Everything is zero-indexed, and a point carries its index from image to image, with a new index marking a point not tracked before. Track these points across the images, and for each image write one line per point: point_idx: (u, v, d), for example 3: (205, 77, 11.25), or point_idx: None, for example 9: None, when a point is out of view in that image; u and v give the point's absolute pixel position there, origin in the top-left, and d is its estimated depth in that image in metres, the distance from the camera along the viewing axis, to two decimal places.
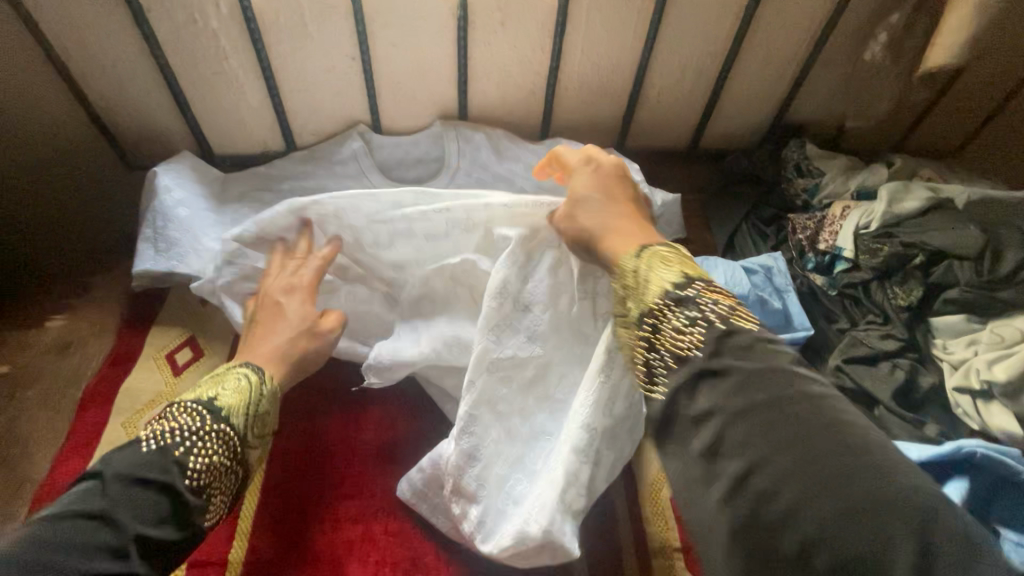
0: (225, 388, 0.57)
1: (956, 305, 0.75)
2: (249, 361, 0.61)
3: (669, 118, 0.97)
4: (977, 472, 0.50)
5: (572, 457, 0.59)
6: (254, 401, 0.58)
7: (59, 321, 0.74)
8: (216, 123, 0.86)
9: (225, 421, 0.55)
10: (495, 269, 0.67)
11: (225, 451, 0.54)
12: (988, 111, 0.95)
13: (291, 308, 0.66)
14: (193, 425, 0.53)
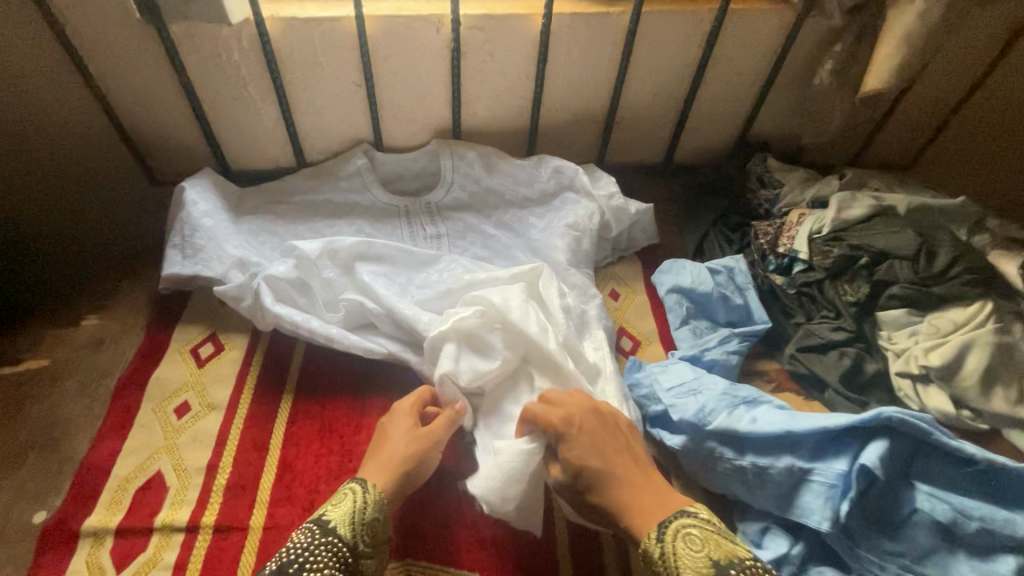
0: (336, 506, 0.58)
1: (899, 300, 0.84)
2: (356, 476, 0.62)
3: (643, 135, 1.07)
4: (894, 433, 0.57)
5: None
6: (360, 512, 0.58)
7: (94, 321, 0.82)
8: (234, 142, 0.96)
9: (335, 535, 0.55)
10: (516, 305, 0.73)
11: (336, 563, 0.54)
12: (941, 121, 1.07)
13: (394, 431, 0.67)
14: (307, 543, 0.55)
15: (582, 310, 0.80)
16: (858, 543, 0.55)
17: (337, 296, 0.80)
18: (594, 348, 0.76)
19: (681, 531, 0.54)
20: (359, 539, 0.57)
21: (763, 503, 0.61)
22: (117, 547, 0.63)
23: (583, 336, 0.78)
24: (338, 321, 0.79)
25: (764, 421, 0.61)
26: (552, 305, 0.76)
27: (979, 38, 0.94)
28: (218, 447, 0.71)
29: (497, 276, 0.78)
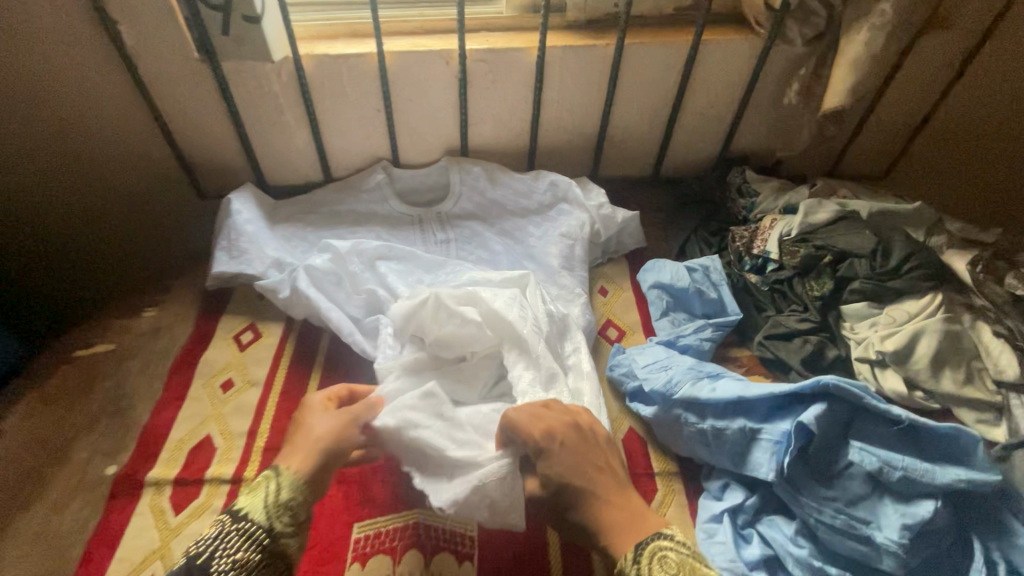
0: (254, 500, 0.61)
1: (859, 295, 0.92)
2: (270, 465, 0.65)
3: (631, 151, 1.19)
4: (833, 398, 0.67)
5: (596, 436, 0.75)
6: (269, 496, 0.61)
7: (152, 312, 0.96)
8: (271, 161, 1.11)
9: (245, 522, 0.59)
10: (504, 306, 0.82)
11: (248, 545, 0.57)
12: (914, 130, 1.15)
13: (320, 425, 0.70)
14: (220, 533, 0.58)
15: (566, 315, 0.89)
16: (801, 491, 0.65)
17: (356, 291, 0.92)
18: (572, 348, 0.86)
19: (658, 553, 0.56)
20: (275, 520, 0.60)
21: (720, 460, 0.71)
22: (176, 493, 0.75)
23: (564, 338, 0.87)
24: (357, 311, 0.92)
25: (723, 390, 0.71)
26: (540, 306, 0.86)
27: (941, 54, 1.03)
28: (257, 416, 0.83)
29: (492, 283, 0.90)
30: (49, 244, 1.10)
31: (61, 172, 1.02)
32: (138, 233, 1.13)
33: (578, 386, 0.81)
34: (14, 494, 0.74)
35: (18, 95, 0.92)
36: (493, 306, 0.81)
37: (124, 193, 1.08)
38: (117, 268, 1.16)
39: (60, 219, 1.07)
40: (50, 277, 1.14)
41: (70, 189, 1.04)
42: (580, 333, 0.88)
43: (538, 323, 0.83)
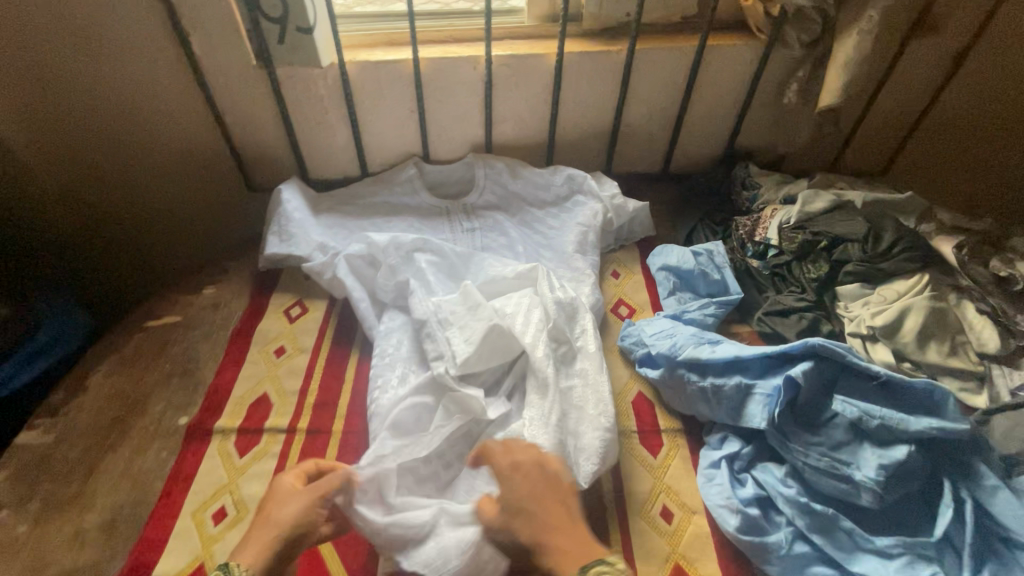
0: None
1: (853, 276, 1.00)
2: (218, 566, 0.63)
3: (641, 148, 1.29)
4: (819, 358, 0.76)
5: (601, 417, 0.81)
6: None
7: (211, 290, 1.08)
8: (314, 157, 1.23)
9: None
10: (514, 298, 0.93)
11: None
12: (909, 129, 1.23)
13: (287, 509, 0.69)
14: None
15: (575, 298, 0.95)
16: (790, 438, 0.73)
17: (387, 278, 1.01)
18: (581, 331, 0.92)
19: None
20: None
21: (719, 414, 0.80)
22: (239, 439, 0.85)
23: (573, 322, 0.93)
24: (389, 296, 1.00)
25: (722, 352, 0.81)
26: (550, 292, 0.94)
27: (932, 56, 1.11)
28: (307, 376, 0.94)
29: (503, 273, 0.99)
30: (128, 244, 1.28)
31: (126, 180, 1.18)
32: (198, 224, 1.29)
33: (584, 367, 0.88)
34: (101, 439, 0.85)
35: (85, 117, 1.08)
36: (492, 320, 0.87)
37: (182, 192, 1.23)
38: (186, 256, 1.34)
39: (132, 221, 1.25)
40: (131, 271, 1.33)
41: (137, 194, 1.21)
42: (588, 315, 0.94)
43: (539, 330, 0.88)
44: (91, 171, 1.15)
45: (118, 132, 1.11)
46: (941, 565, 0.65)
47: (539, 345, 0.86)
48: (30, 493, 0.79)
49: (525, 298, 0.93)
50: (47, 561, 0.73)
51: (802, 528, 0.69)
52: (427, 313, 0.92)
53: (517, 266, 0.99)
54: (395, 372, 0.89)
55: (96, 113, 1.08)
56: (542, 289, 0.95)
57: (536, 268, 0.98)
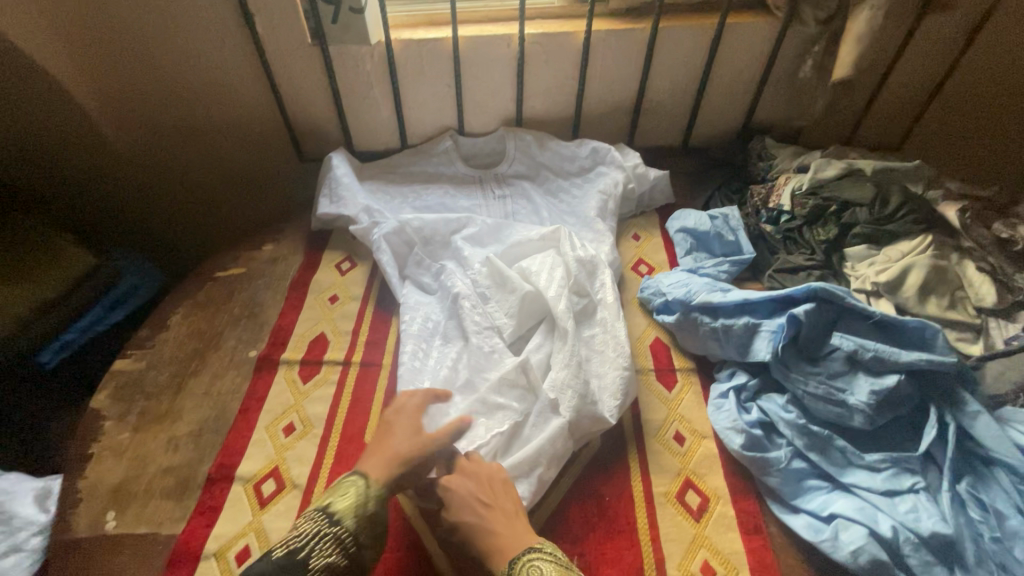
0: (339, 497, 0.69)
1: (861, 238, 1.08)
2: (357, 469, 0.72)
3: (663, 122, 1.37)
4: (822, 300, 0.84)
5: (621, 362, 0.88)
6: (362, 505, 0.68)
7: (270, 247, 1.20)
8: (360, 129, 1.34)
9: (338, 527, 0.66)
10: (537, 260, 1.02)
11: (340, 551, 0.65)
12: (924, 102, 1.28)
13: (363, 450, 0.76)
14: (315, 529, 0.66)
15: (595, 256, 1.03)
16: (791, 370, 0.83)
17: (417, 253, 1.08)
18: (600, 286, 1.00)
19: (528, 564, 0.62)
20: (360, 529, 0.67)
21: (728, 351, 0.89)
22: (302, 369, 0.98)
23: (593, 278, 1.01)
24: (416, 267, 1.07)
25: (733, 295, 0.90)
26: (573, 251, 1.02)
27: (946, 33, 1.16)
28: (358, 320, 1.06)
29: (527, 236, 1.08)
30: (188, 208, 1.46)
31: (189, 154, 1.35)
32: (249, 189, 1.45)
33: (604, 318, 0.95)
34: (185, 366, 0.98)
35: (158, 99, 1.23)
36: (525, 288, 0.95)
37: (236, 161, 1.38)
38: (238, 217, 1.51)
39: (192, 188, 1.42)
40: (191, 231, 1.52)
41: (199, 165, 1.38)
42: (607, 271, 1.02)
43: (562, 285, 0.97)
44: (159, 145, 1.31)
45: (185, 111, 1.27)
46: (923, 477, 0.74)
47: (562, 298, 0.94)
48: (129, 408, 0.93)
49: (549, 258, 1.02)
50: (148, 460, 0.86)
51: (800, 447, 0.78)
52: (466, 290, 0.99)
53: (539, 229, 1.08)
54: (421, 335, 0.95)
55: (168, 95, 1.23)
56: (566, 248, 1.03)
57: (559, 229, 1.06)
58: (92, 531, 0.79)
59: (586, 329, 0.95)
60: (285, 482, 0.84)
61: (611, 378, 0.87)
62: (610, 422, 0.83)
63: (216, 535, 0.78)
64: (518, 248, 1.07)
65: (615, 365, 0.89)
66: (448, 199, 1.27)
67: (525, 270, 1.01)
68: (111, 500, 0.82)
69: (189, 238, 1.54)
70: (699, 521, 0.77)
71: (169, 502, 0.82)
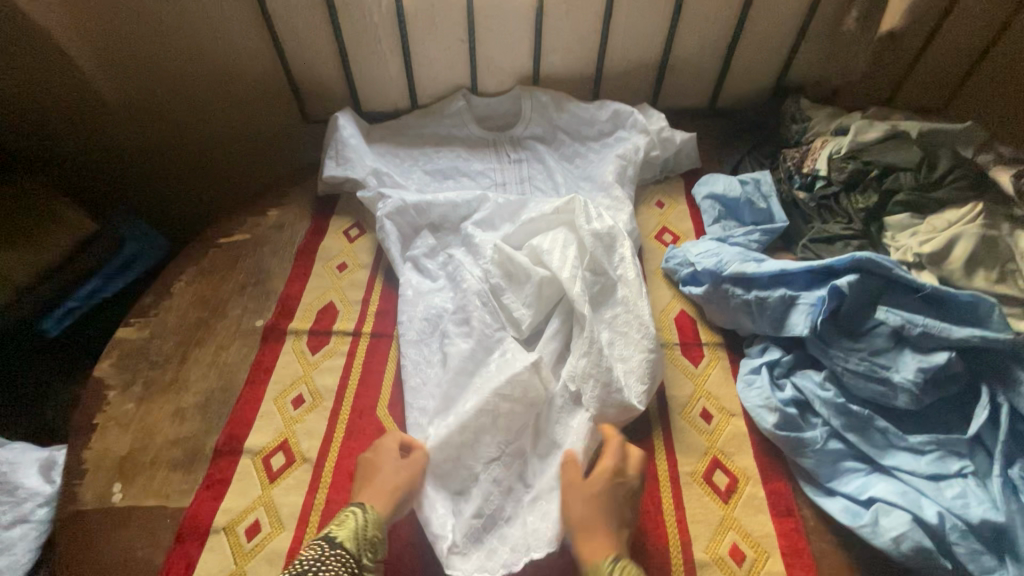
0: (340, 526, 0.66)
1: (903, 207, 1.00)
2: (354, 501, 0.70)
3: (691, 80, 1.28)
4: (866, 272, 0.79)
5: (647, 344, 0.83)
6: (362, 530, 0.66)
7: (275, 212, 1.14)
8: (367, 88, 1.26)
9: (341, 550, 0.64)
10: (546, 241, 0.92)
11: (343, 570, 0.62)
12: (979, 53, 1.15)
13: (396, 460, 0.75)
14: (318, 557, 0.63)
15: (613, 228, 0.93)
16: (830, 346, 0.78)
17: (421, 241, 1.02)
18: (620, 261, 0.91)
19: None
20: (363, 552, 0.65)
21: (763, 325, 0.84)
22: (311, 339, 0.94)
23: (612, 252, 0.92)
24: (420, 251, 1.01)
25: (768, 266, 0.85)
26: (591, 223, 0.93)
27: None
28: (368, 289, 1.01)
29: (538, 209, 0.99)
30: (188, 172, 1.40)
31: (190, 113, 1.28)
32: (252, 151, 1.39)
33: (626, 296, 0.88)
34: (189, 336, 0.94)
35: (158, 53, 1.16)
36: (537, 274, 0.88)
37: (240, 121, 1.32)
38: (240, 182, 1.45)
39: (194, 150, 1.36)
40: (191, 197, 1.45)
41: (201, 125, 1.31)
42: (627, 243, 0.93)
43: (576, 265, 0.89)
44: (160, 103, 1.24)
45: (187, 65, 1.20)
46: (971, 461, 0.70)
47: (577, 281, 0.86)
48: (133, 377, 0.89)
49: (561, 235, 0.93)
50: (153, 432, 0.83)
51: (837, 427, 0.74)
52: (478, 283, 0.91)
53: (551, 203, 0.98)
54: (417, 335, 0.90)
55: (169, 48, 1.16)
56: (583, 219, 0.94)
57: (574, 198, 0.96)
58: (99, 503, 0.76)
59: (606, 310, 0.88)
60: (295, 456, 0.81)
61: (636, 362, 0.82)
62: (637, 409, 0.78)
63: (224, 509, 0.76)
64: (530, 221, 0.97)
65: (638, 348, 0.83)
66: (460, 162, 1.19)
67: (536, 248, 0.92)
68: (117, 472, 0.79)
69: (188, 206, 1.47)
70: (728, 502, 0.73)
71: (177, 474, 0.79)
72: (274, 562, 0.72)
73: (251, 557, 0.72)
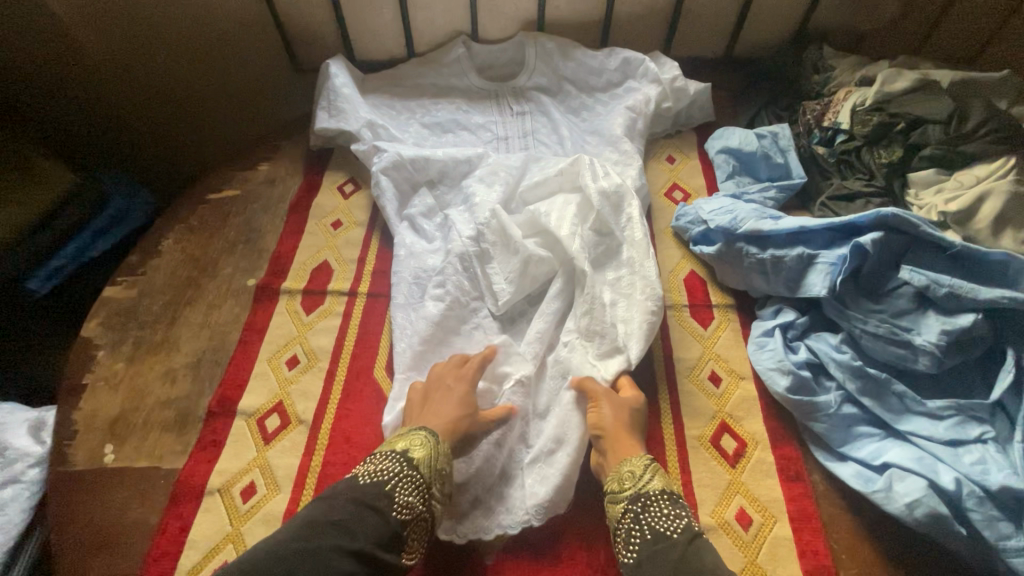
0: (413, 444, 0.66)
1: (929, 162, 0.93)
2: (425, 426, 0.68)
3: (706, 26, 1.20)
4: (891, 229, 0.75)
5: (651, 307, 0.78)
6: (436, 457, 0.66)
7: (266, 167, 1.08)
8: (361, 35, 1.18)
9: (416, 471, 0.64)
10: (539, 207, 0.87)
11: (418, 493, 0.62)
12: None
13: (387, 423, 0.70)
14: (395, 471, 0.63)
15: (620, 186, 0.88)
16: (848, 307, 0.75)
17: (419, 199, 0.97)
18: (626, 221, 0.86)
19: (641, 482, 0.65)
20: (433, 480, 0.65)
21: (779, 284, 0.80)
22: (305, 299, 0.91)
23: (618, 212, 0.87)
24: (417, 210, 0.95)
25: (786, 223, 0.80)
26: (597, 182, 0.88)
27: None
28: (364, 248, 0.97)
29: (537, 169, 0.95)
30: (175, 129, 1.33)
31: (174, 63, 1.21)
32: (238, 100, 1.33)
33: (631, 258, 0.83)
34: (178, 295, 0.91)
35: None
36: (528, 249, 0.81)
37: (222, 65, 1.25)
38: (229, 135, 1.39)
39: (180, 104, 1.28)
40: (175, 154, 1.38)
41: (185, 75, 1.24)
42: (634, 202, 0.87)
43: (575, 224, 0.84)
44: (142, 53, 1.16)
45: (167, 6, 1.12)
46: (991, 426, 0.67)
47: (576, 240, 0.82)
48: (121, 337, 0.86)
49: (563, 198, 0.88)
50: (144, 393, 0.81)
51: (853, 392, 0.71)
52: (466, 245, 0.85)
53: (546, 171, 0.93)
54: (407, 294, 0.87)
55: None
56: (591, 178, 0.89)
57: (580, 159, 0.91)
58: (91, 464, 0.75)
59: (610, 270, 0.84)
60: (290, 418, 0.79)
61: (636, 327, 0.78)
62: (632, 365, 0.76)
63: (219, 470, 0.74)
64: (530, 182, 0.92)
65: (641, 312, 0.79)
66: (460, 114, 1.13)
67: (534, 213, 0.86)
68: (107, 433, 0.77)
69: (179, 165, 1.41)
70: (735, 467, 0.71)
71: (169, 436, 0.77)
72: (270, 524, 0.71)
73: (246, 519, 0.71)
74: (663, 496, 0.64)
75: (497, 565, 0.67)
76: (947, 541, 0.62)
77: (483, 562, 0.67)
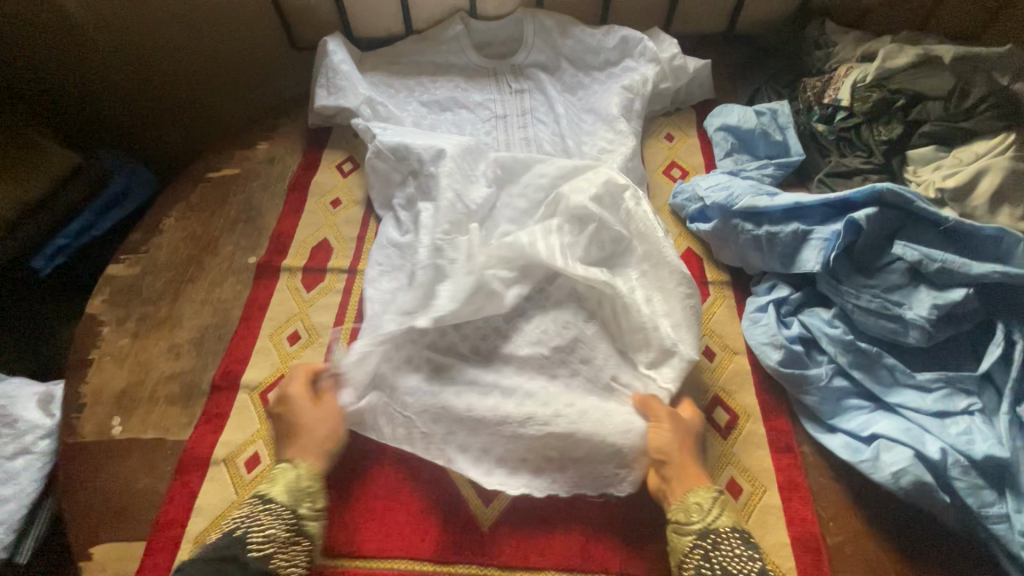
0: (273, 482, 0.65)
1: (929, 138, 0.93)
2: (286, 457, 0.68)
3: (708, 2, 1.19)
4: (886, 205, 0.75)
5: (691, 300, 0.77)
6: (299, 484, 0.65)
7: (265, 146, 1.09)
8: (358, 12, 1.17)
9: (274, 503, 0.63)
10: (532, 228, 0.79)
11: (281, 524, 0.61)
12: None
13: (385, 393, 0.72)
14: (249, 514, 0.62)
15: (611, 183, 0.83)
16: (841, 282, 0.76)
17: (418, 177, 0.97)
18: (634, 219, 0.82)
19: (712, 518, 0.62)
20: (300, 503, 0.64)
21: (774, 261, 0.81)
22: (305, 276, 0.92)
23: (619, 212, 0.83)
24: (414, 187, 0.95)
25: (781, 199, 0.81)
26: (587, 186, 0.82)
27: None
28: (363, 226, 0.98)
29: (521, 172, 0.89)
30: (171, 110, 1.33)
31: (165, 43, 1.20)
32: (236, 81, 1.31)
33: (652, 253, 0.80)
34: (180, 272, 0.92)
35: None
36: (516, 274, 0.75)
37: (216, 46, 1.24)
38: (228, 117, 1.38)
39: (174, 85, 1.28)
40: (175, 136, 1.38)
41: (178, 57, 1.23)
42: (633, 194, 0.83)
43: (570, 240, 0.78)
44: (133, 32, 1.17)
45: None
46: (979, 398, 0.68)
47: (581, 243, 0.79)
48: (126, 314, 0.88)
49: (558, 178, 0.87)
50: (149, 367, 0.83)
51: (844, 365, 0.73)
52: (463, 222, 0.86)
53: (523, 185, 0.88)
54: None
55: None
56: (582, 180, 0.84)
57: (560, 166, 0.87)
58: (98, 436, 0.77)
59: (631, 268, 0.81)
60: None
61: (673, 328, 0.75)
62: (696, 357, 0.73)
63: (223, 442, 0.76)
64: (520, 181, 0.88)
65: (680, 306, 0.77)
66: (458, 92, 1.12)
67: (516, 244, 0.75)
68: (114, 406, 0.79)
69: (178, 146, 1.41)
70: (727, 438, 0.72)
71: (175, 409, 0.79)
72: None
73: (250, 488, 0.73)
74: (737, 535, 0.61)
75: (494, 530, 0.69)
76: (931, 509, 0.64)
77: (481, 529, 0.69)
